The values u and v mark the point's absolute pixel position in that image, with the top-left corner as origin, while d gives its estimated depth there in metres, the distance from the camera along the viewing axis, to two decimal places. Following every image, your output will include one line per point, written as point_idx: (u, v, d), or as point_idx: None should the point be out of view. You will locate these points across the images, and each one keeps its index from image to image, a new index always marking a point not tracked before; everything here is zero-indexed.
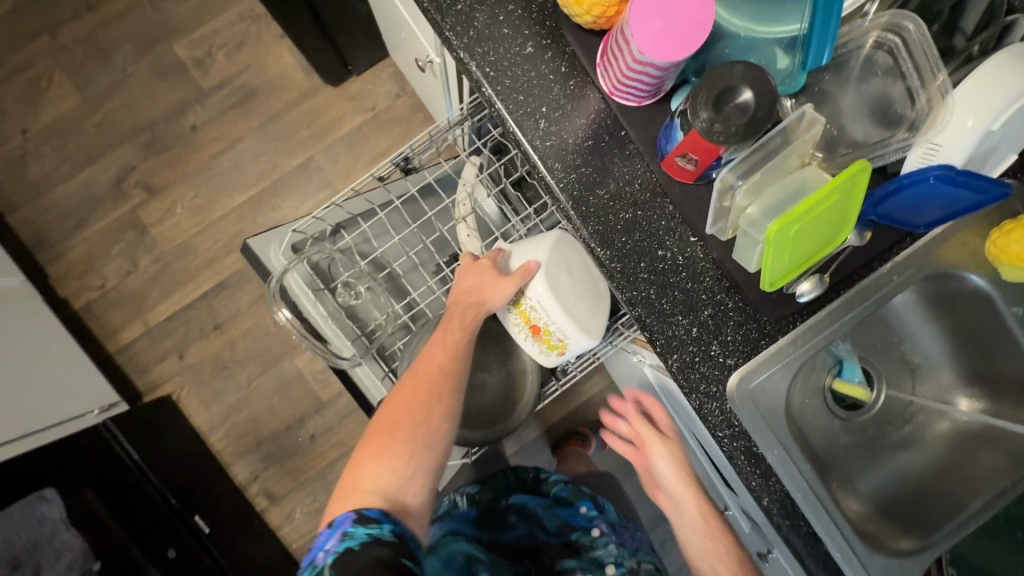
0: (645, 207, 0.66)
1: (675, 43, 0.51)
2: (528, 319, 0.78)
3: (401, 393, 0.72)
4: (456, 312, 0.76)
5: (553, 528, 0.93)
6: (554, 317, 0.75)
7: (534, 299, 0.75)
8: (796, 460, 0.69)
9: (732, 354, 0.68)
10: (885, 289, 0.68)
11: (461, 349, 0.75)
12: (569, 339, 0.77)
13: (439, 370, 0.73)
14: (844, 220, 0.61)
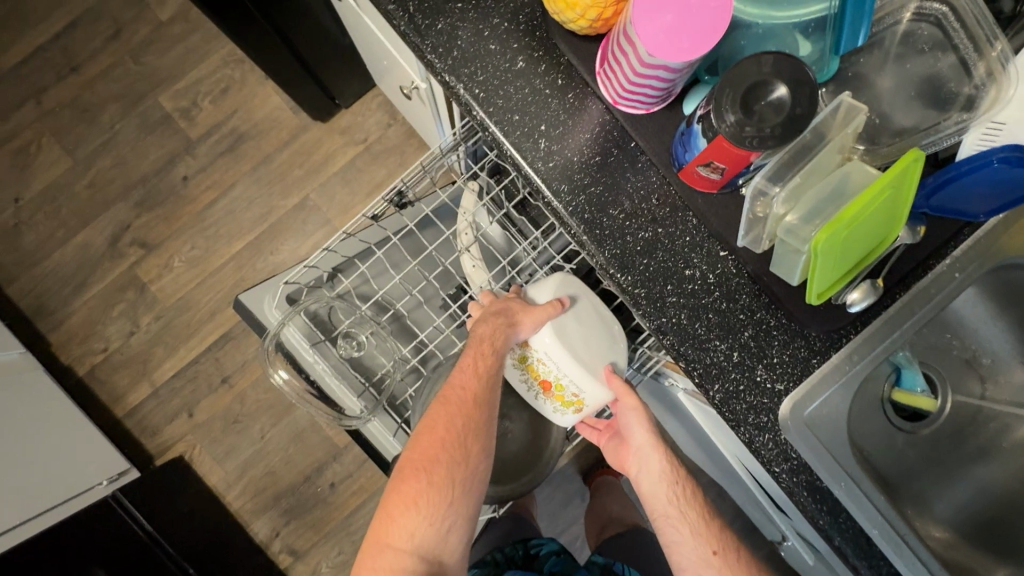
0: (665, 223, 0.60)
1: (689, 41, 0.45)
2: (536, 373, 0.69)
3: (433, 440, 0.62)
4: (486, 330, 0.65)
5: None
6: (567, 366, 0.67)
7: (540, 350, 0.67)
8: (869, 492, 0.60)
9: (781, 378, 0.60)
10: (947, 288, 0.61)
11: (494, 374, 0.65)
12: (584, 394, 0.68)
13: (473, 410, 0.63)
14: (895, 219, 0.54)
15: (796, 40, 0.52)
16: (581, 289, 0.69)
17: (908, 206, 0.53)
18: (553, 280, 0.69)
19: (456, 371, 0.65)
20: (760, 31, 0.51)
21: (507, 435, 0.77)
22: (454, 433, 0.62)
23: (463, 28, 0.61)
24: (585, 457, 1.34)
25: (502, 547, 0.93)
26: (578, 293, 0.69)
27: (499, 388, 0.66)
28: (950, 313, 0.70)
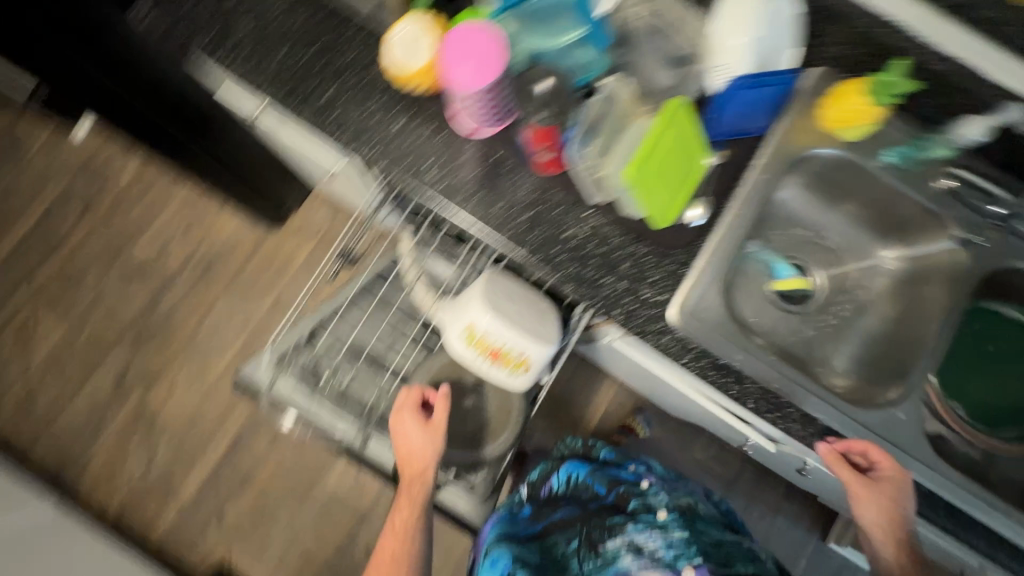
0: (540, 204, 0.78)
1: (481, 71, 0.71)
2: (485, 347, 0.84)
3: (380, 563, 0.86)
4: (405, 485, 0.90)
5: (603, 496, 0.96)
6: (511, 334, 0.82)
7: (487, 327, 0.82)
8: (760, 356, 0.75)
9: (662, 290, 0.77)
10: (759, 186, 0.78)
11: (413, 521, 0.88)
12: (528, 352, 0.84)
13: (393, 563, 0.86)
14: (692, 148, 0.75)
15: (578, 53, 0.77)
16: (503, 277, 0.85)
17: (697, 137, 0.75)
18: (485, 273, 0.86)
19: (384, 534, 0.89)
20: (555, 53, 0.77)
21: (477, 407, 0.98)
22: (397, 546, 0.87)
23: (352, 110, 0.79)
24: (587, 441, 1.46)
25: (566, 441, 1.08)
26: (501, 281, 0.85)
27: (416, 542, 0.87)
28: (782, 204, 0.89)
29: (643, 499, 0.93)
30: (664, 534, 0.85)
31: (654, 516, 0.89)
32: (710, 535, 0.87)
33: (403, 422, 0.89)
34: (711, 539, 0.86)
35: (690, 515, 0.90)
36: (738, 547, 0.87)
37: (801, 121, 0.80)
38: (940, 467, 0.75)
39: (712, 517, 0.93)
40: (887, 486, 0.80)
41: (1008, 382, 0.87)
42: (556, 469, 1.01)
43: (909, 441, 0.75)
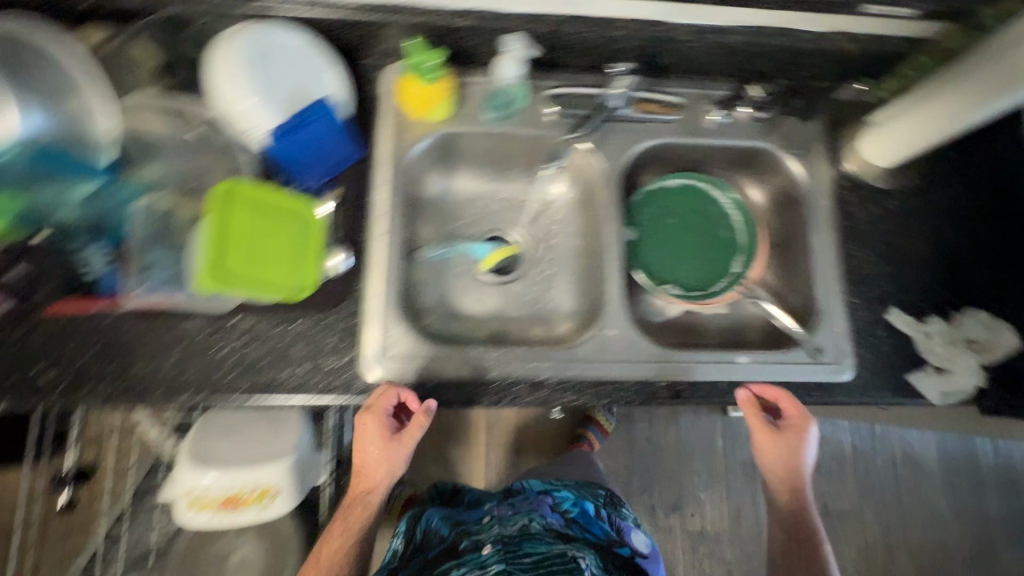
0: (179, 340, 0.71)
1: None
2: (219, 501, 0.75)
3: None
4: (350, 507, 0.77)
5: (438, 545, 0.87)
6: (235, 475, 0.74)
7: (205, 482, 0.73)
8: (464, 355, 0.75)
9: (346, 350, 0.73)
10: (381, 203, 0.79)
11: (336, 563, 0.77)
12: (266, 481, 0.76)
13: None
14: (280, 219, 0.70)
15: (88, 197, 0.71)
16: (215, 416, 0.78)
17: (281, 197, 0.70)
18: (194, 422, 0.79)
19: (314, 556, 0.78)
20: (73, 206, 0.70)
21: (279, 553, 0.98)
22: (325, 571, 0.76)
23: None
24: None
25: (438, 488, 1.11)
26: (212, 422, 0.77)
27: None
28: (440, 199, 0.89)
29: (477, 534, 0.87)
30: (482, 570, 0.75)
31: (479, 552, 0.80)
32: (531, 555, 0.78)
33: (371, 429, 0.70)
34: (526, 560, 0.77)
35: (516, 543, 0.81)
36: (559, 557, 0.78)
37: (388, 128, 0.79)
38: (668, 359, 0.77)
39: (547, 532, 0.86)
40: (789, 434, 0.76)
41: (704, 238, 0.89)
42: (416, 518, 0.98)
43: (630, 351, 0.77)
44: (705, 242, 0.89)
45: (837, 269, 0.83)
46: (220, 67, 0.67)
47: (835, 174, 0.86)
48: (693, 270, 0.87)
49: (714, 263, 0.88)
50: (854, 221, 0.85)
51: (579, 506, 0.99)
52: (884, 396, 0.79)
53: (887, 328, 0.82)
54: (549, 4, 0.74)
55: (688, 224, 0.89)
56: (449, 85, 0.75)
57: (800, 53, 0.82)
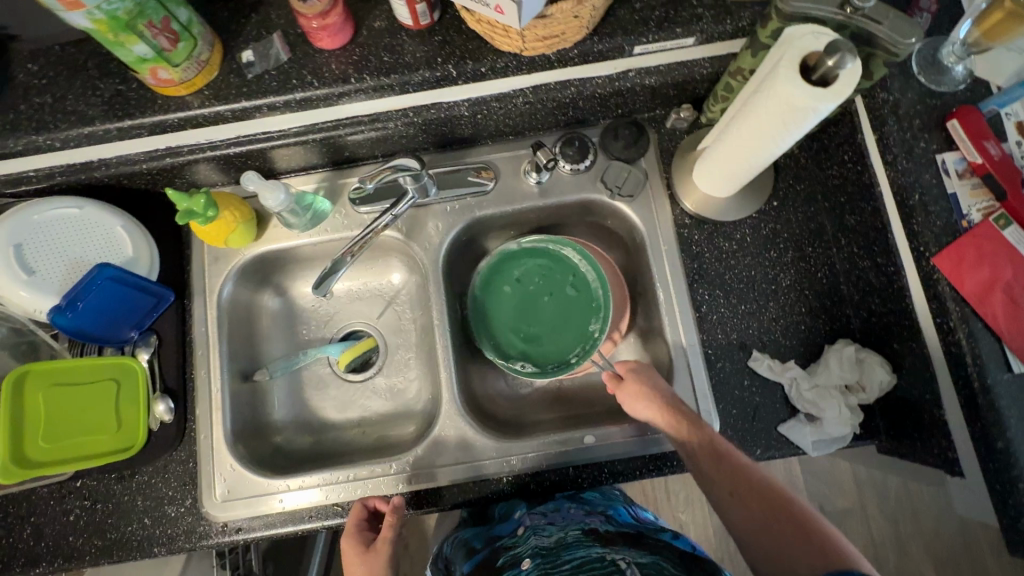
0: (31, 513, 0.75)
1: None
2: None
3: None
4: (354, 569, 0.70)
5: (478, 554, 0.79)
6: None
7: None
8: (302, 479, 0.75)
9: (185, 494, 0.74)
10: (203, 339, 0.78)
11: None
12: None
13: None
14: (88, 389, 0.71)
15: None
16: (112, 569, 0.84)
17: (93, 362, 0.72)
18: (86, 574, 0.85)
19: None
20: None
21: None
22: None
23: None
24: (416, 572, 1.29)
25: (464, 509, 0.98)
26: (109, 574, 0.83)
27: None
28: (284, 310, 0.89)
29: (512, 548, 0.75)
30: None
31: (519, 568, 0.69)
32: (571, 561, 0.65)
33: (347, 550, 0.68)
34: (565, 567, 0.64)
35: (553, 552, 0.69)
36: (599, 561, 0.63)
37: (202, 262, 0.80)
38: (509, 450, 0.74)
39: (583, 536, 0.72)
40: (638, 369, 0.73)
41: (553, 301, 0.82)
42: (455, 534, 0.90)
43: (469, 448, 0.75)
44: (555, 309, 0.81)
45: (687, 320, 0.76)
46: None
47: (674, 213, 0.79)
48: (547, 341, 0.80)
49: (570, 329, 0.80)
50: (700, 264, 0.78)
51: (611, 511, 0.83)
52: (756, 455, 0.72)
53: (752, 377, 0.74)
54: (307, 119, 0.68)
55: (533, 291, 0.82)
56: (234, 215, 0.75)
57: (601, 97, 0.74)
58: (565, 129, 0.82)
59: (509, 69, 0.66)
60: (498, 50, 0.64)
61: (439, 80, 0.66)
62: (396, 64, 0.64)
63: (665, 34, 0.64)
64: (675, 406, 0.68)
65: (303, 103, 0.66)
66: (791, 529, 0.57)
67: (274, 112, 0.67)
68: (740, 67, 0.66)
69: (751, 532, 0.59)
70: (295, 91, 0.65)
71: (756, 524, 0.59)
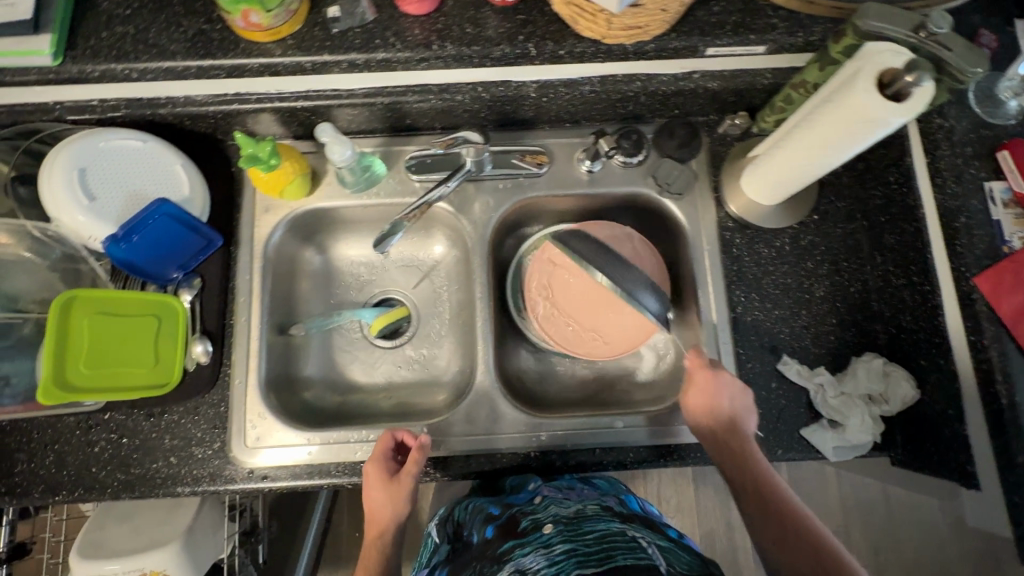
0: (54, 440, 0.74)
1: None
2: None
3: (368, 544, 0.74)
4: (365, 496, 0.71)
5: (497, 518, 0.80)
6: (119, 566, 0.76)
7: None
8: (331, 436, 0.76)
9: (214, 437, 0.75)
10: (246, 287, 0.79)
11: (383, 533, 0.73)
12: (148, 568, 0.77)
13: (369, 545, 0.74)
14: (132, 322, 0.72)
15: None
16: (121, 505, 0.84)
17: (136, 295, 0.73)
18: (91, 517, 0.83)
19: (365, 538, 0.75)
20: None
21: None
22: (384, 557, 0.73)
23: None
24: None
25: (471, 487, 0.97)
26: (118, 510, 0.83)
27: (390, 550, 0.74)
28: (321, 269, 0.90)
29: (532, 513, 0.76)
30: (546, 550, 0.66)
31: (542, 531, 0.71)
32: (593, 532, 0.66)
33: (372, 475, 0.70)
34: (589, 537, 0.66)
35: (575, 521, 0.71)
36: (620, 535, 0.64)
37: (251, 211, 0.81)
38: (539, 427, 0.76)
39: (605, 511, 0.73)
40: (718, 385, 0.68)
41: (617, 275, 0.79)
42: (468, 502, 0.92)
43: (498, 421, 0.77)
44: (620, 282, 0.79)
45: (721, 319, 0.78)
46: (48, 180, 0.66)
47: (718, 215, 0.82)
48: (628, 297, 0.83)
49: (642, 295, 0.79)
50: (739, 266, 0.80)
51: (622, 497, 0.85)
52: (776, 454, 0.75)
53: (779, 379, 0.77)
54: (381, 80, 0.69)
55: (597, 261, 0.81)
56: (295, 166, 0.75)
57: (663, 94, 0.77)
58: (621, 123, 0.84)
59: (586, 56, 0.68)
60: (580, 35, 0.66)
61: (517, 57, 0.67)
62: (479, 36, 0.66)
63: (739, 39, 0.67)
64: (732, 435, 0.68)
65: (382, 65, 0.68)
66: None
67: (347, 72, 0.68)
68: (805, 79, 0.68)
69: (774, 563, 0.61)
70: (377, 51, 0.66)
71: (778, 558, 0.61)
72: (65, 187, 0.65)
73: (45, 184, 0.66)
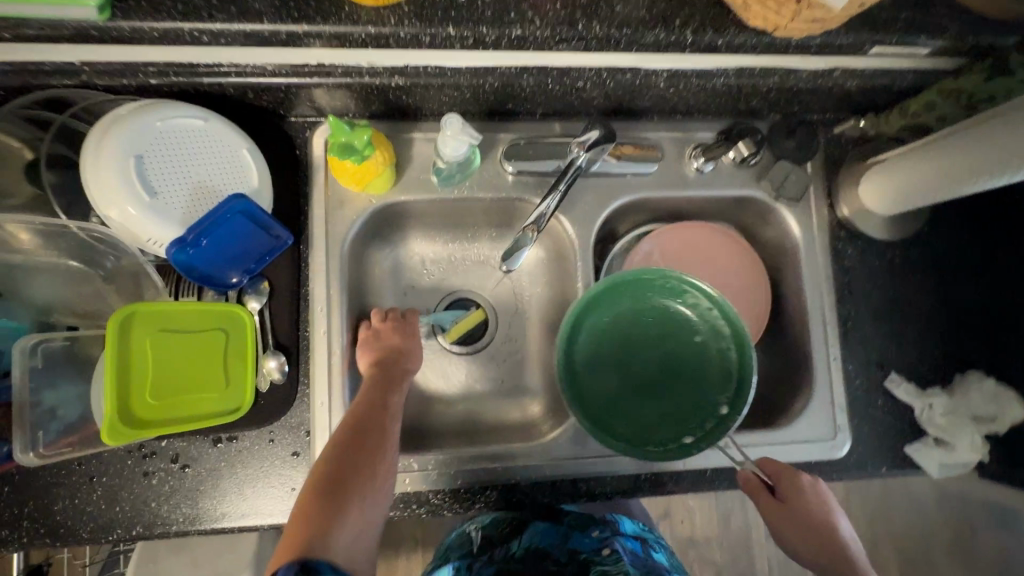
0: (101, 472, 0.64)
1: None
2: None
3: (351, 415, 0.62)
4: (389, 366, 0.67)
5: (567, 568, 0.73)
6: None
7: None
8: (425, 463, 0.68)
9: (294, 465, 0.67)
10: (322, 294, 0.68)
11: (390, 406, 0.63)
12: None
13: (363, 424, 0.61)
14: (198, 338, 0.61)
15: None
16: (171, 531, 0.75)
17: (200, 308, 0.61)
18: (136, 549, 0.74)
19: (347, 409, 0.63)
20: None
21: None
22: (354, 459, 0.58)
23: None
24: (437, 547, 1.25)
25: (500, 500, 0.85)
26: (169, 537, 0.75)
27: (387, 431, 0.61)
28: (390, 268, 0.80)
29: (604, 566, 0.73)
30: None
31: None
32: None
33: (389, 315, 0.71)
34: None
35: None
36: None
37: (324, 204, 0.69)
38: None
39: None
40: (791, 490, 0.64)
41: (669, 348, 0.68)
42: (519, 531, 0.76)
43: None
44: (676, 356, 0.67)
45: (833, 334, 0.75)
46: (96, 169, 0.53)
47: (829, 224, 0.78)
48: (706, 327, 0.67)
49: (708, 364, 0.66)
50: (848, 279, 0.77)
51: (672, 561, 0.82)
52: (879, 471, 0.75)
53: (885, 396, 0.76)
54: (517, 60, 0.60)
55: (651, 318, 0.68)
56: (385, 157, 0.64)
57: (795, 91, 0.70)
58: (735, 118, 0.77)
59: (743, 47, 0.60)
60: (742, 23, 0.57)
61: (669, 43, 0.58)
62: (630, 18, 0.56)
63: (911, 40, 0.60)
64: (842, 556, 0.61)
65: (512, 44, 0.57)
66: None
67: (471, 51, 0.59)
68: (959, 87, 0.66)
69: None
70: (512, 27, 0.55)
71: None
72: (121, 179, 0.53)
73: (92, 174, 0.53)
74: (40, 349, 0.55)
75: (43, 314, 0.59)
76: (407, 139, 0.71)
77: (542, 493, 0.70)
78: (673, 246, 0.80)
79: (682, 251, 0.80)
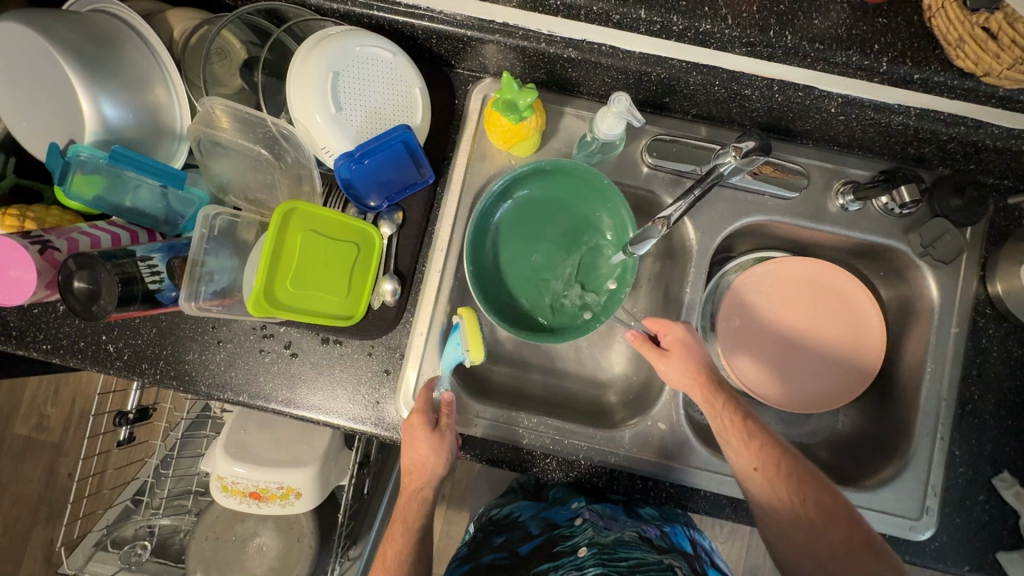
0: (227, 338, 0.73)
1: (8, 293, 0.58)
2: (242, 491, 0.78)
3: (398, 531, 0.67)
4: (417, 480, 0.67)
5: (534, 537, 0.74)
6: (261, 474, 0.77)
7: (228, 474, 0.77)
8: (498, 416, 0.71)
9: (382, 382, 0.72)
10: (447, 234, 0.72)
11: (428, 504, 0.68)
12: (285, 482, 0.78)
13: (412, 528, 0.66)
14: (337, 246, 0.68)
15: (145, 196, 0.64)
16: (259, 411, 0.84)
17: (344, 219, 0.68)
18: (230, 415, 0.84)
19: (393, 525, 0.67)
20: (128, 196, 0.63)
21: (260, 548, 0.89)
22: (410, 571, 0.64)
23: (11, 313, 0.73)
24: (460, 505, 1.29)
25: (520, 477, 0.92)
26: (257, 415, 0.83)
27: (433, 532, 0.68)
28: None
29: (571, 534, 0.70)
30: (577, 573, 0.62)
31: (576, 555, 0.66)
32: (628, 558, 0.62)
33: (418, 427, 0.64)
34: (623, 564, 0.61)
35: (611, 545, 0.65)
36: (656, 564, 0.61)
37: (468, 154, 0.73)
38: (715, 467, 0.71)
39: (640, 539, 0.68)
40: (682, 345, 0.66)
41: (564, 219, 0.75)
42: (506, 505, 0.85)
43: (678, 448, 0.71)
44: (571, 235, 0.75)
45: (948, 413, 0.70)
46: (300, 75, 0.60)
47: (974, 297, 0.72)
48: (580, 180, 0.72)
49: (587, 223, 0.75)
50: (979, 360, 0.71)
51: (667, 528, 0.74)
52: (961, 570, 0.69)
53: (989, 494, 0.70)
54: (696, 55, 0.62)
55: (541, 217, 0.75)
56: (537, 122, 0.67)
57: (978, 148, 0.65)
58: (897, 162, 0.73)
59: (939, 87, 0.58)
60: (946, 62, 0.56)
61: (859, 68, 0.57)
62: (826, 34, 0.56)
63: None
64: (713, 380, 0.65)
65: (696, 38, 0.59)
66: (814, 515, 0.59)
67: (646, 36, 0.61)
68: None
69: (773, 516, 0.61)
70: (702, 22, 0.56)
71: (787, 515, 0.60)
72: (319, 89, 0.60)
73: (296, 79, 0.60)
74: (216, 220, 0.64)
75: (221, 192, 0.68)
76: (559, 111, 0.73)
77: (597, 477, 0.71)
78: (802, 271, 0.77)
79: (810, 279, 0.77)
